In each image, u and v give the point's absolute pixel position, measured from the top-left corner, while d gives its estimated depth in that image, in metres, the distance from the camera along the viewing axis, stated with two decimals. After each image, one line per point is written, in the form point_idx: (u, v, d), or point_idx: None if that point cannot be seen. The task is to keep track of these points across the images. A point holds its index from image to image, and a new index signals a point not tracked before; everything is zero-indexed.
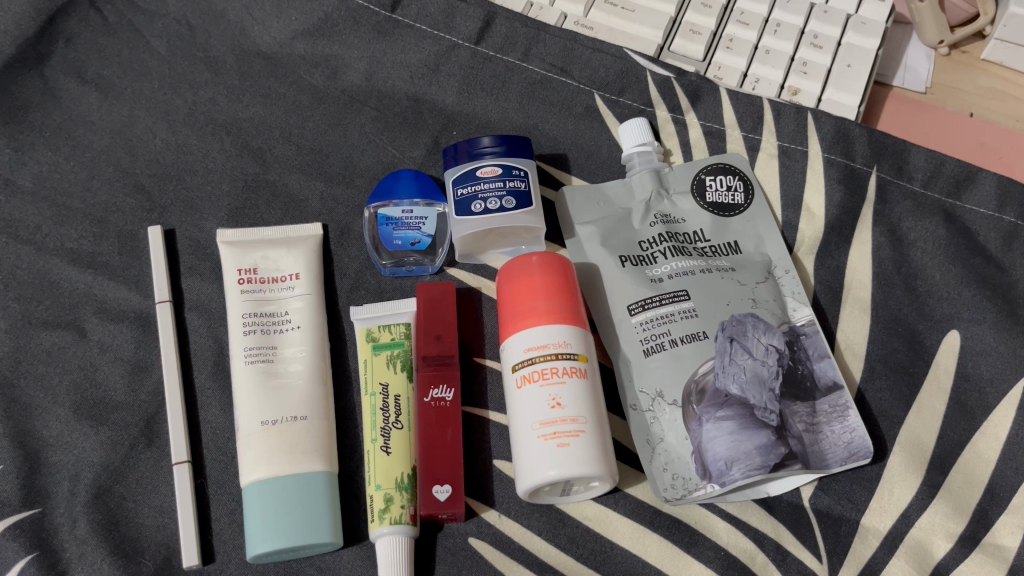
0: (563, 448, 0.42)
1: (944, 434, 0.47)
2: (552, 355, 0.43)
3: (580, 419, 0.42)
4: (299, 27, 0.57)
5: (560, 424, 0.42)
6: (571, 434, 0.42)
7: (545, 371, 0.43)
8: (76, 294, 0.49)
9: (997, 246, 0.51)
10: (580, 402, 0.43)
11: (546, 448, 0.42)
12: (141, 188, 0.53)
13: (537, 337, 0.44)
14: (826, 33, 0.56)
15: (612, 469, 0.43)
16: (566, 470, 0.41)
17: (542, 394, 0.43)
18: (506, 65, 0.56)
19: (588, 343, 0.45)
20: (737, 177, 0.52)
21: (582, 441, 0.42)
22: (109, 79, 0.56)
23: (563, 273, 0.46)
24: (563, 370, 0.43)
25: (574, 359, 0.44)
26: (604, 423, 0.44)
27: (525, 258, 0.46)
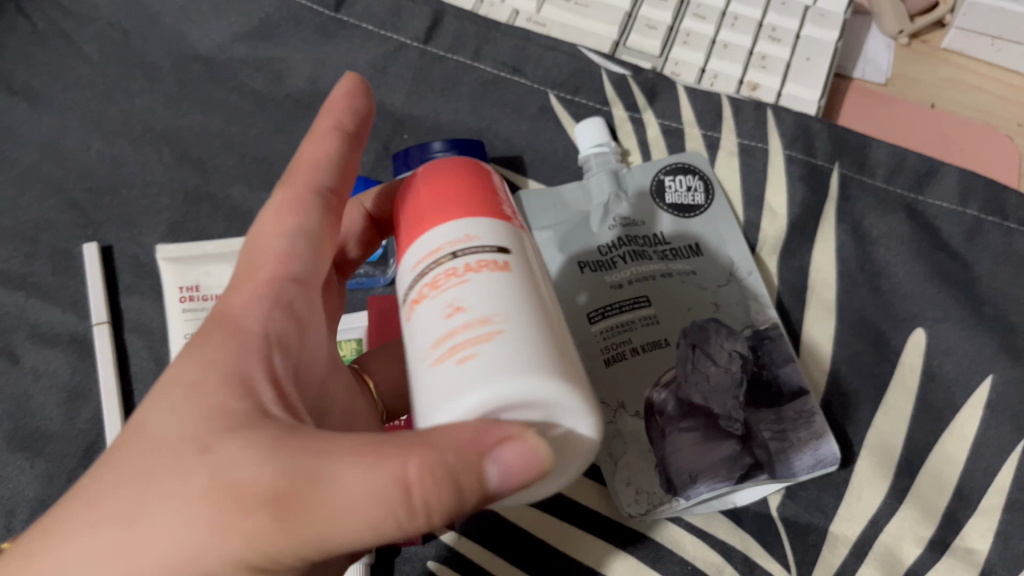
0: (468, 367, 0.25)
1: (911, 436, 0.46)
2: (447, 257, 0.28)
3: (500, 311, 0.26)
4: (239, 29, 0.54)
5: (467, 330, 0.25)
6: (481, 340, 0.25)
7: (439, 276, 0.27)
8: (7, 318, 0.47)
9: (961, 242, 0.49)
10: (488, 294, 0.26)
11: (443, 378, 0.25)
12: (74, 203, 0.50)
13: (428, 243, 0.28)
14: (784, 26, 0.54)
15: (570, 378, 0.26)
16: (484, 391, 0.24)
17: (433, 305, 0.27)
18: (456, 65, 0.54)
19: (514, 243, 0.29)
20: (696, 177, 0.51)
21: (493, 348, 0.25)
22: (37, 89, 0.53)
23: (474, 177, 0.31)
24: (463, 267, 0.27)
25: (493, 250, 0.28)
26: (561, 338, 0.27)
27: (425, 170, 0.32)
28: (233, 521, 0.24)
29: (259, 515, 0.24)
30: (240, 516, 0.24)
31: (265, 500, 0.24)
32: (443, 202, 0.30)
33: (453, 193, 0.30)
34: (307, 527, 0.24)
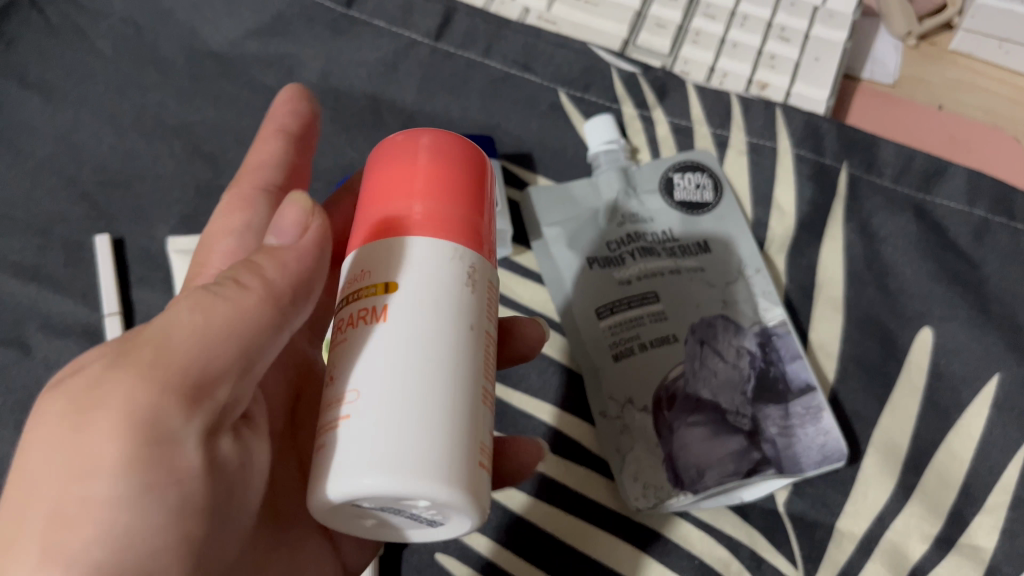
0: (321, 457, 0.25)
1: (918, 434, 0.46)
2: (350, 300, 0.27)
3: (354, 389, 0.25)
4: (251, 25, 0.55)
5: (332, 409, 0.25)
6: (335, 425, 0.25)
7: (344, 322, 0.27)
8: (20, 309, 0.47)
9: (968, 241, 0.49)
10: (354, 359, 0.25)
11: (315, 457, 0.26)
12: (86, 196, 0.50)
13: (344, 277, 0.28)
14: (793, 26, 0.54)
15: (416, 456, 0.23)
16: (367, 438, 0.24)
17: (331, 362, 0.27)
18: (467, 63, 0.54)
19: (422, 271, 0.26)
20: (705, 175, 0.51)
21: (341, 438, 0.24)
22: (51, 83, 0.53)
23: (460, 176, 0.29)
24: (353, 318, 0.26)
25: (375, 292, 0.26)
26: (438, 385, 0.24)
27: (421, 135, 0.29)
28: (92, 398, 0.23)
29: (117, 379, 0.24)
30: (98, 396, 0.23)
31: (115, 369, 0.24)
32: (419, 206, 0.27)
33: (433, 199, 0.28)
34: (145, 364, 0.24)
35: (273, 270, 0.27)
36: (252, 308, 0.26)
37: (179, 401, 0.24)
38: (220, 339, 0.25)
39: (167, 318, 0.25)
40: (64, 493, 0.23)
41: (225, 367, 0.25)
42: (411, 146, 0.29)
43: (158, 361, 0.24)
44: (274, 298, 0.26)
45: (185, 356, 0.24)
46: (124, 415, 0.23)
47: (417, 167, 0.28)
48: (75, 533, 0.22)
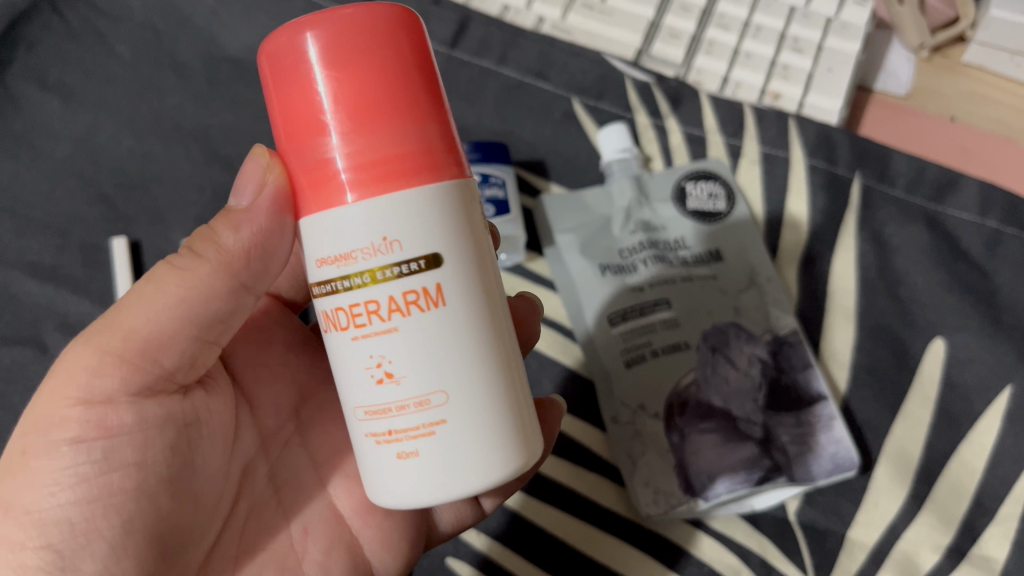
0: (410, 461, 0.27)
1: (929, 444, 0.46)
2: (368, 276, 0.27)
3: (440, 390, 0.27)
4: (269, 31, 0.55)
5: (407, 411, 0.27)
6: (423, 430, 0.27)
7: (358, 310, 0.27)
8: (38, 309, 0.48)
9: (981, 252, 0.49)
10: (420, 358, 0.27)
11: (384, 456, 0.28)
12: (104, 198, 0.51)
13: (340, 246, 0.27)
14: (806, 36, 0.53)
15: (497, 439, 0.28)
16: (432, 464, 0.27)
17: (362, 353, 0.27)
18: (481, 70, 0.54)
19: (446, 231, 0.27)
20: (717, 183, 0.51)
21: (424, 450, 0.27)
22: (71, 85, 0.53)
23: (391, 81, 0.27)
24: (388, 306, 0.27)
25: (418, 269, 0.27)
26: (494, 361, 0.28)
27: (333, 14, 0.26)
28: (59, 374, 0.30)
29: (76, 357, 0.30)
30: (60, 368, 0.30)
31: (73, 347, 0.30)
32: (353, 142, 0.26)
33: (367, 126, 0.26)
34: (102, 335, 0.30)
35: (230, 235, 0.31)
36: (205, 277, 0.31)
37: (115, 370, 0.30)
38: (167, 314, 0.30)
39: (130, 299, 0.31)
40: (21, 461, 0.29)
41: (176, 339, 0.31)
42: (328, 42, 0.26)
43: (125, 342, 0.30)
44: (226, 265, 0.31)
45: (131, 331, 0.30)
46: (68, 381, 0.29)
47: (349, 73, 0.26)
48: (31, 486, 0.28)
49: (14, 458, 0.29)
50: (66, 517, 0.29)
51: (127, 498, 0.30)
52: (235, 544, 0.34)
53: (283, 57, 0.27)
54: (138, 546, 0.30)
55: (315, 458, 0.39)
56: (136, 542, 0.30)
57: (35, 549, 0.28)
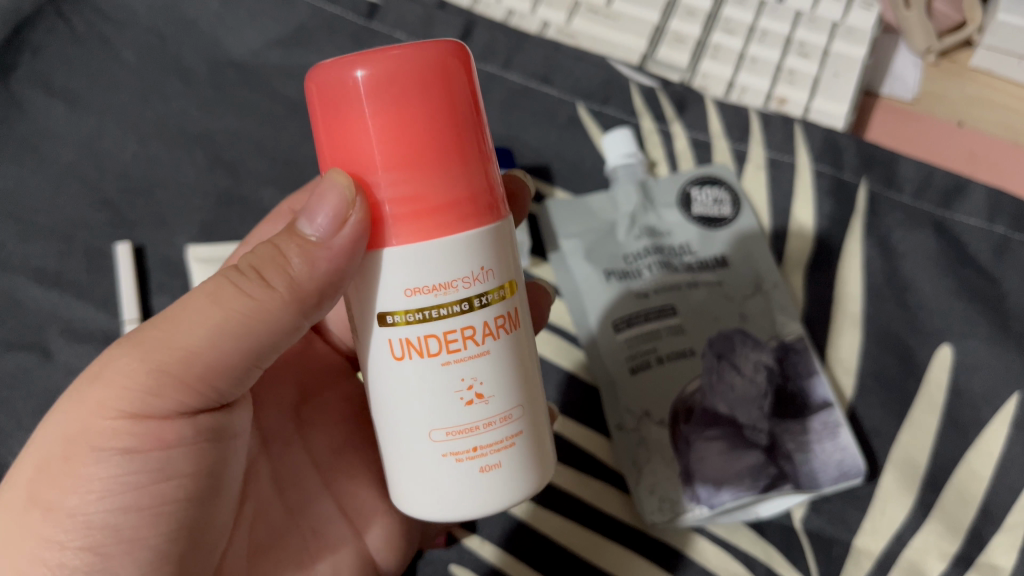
0: (491, 474, 0.29)
1: (937, 451, 0.45)
2: (467, 303, 0.27)
3: (517, 405, 0.29)
4: (273, 36, 0.55)
5: (490, 427, 0.28)
6: (505, 442, 0.29)
7: (453, 337, 0.27)
8: (41, 314, 0.48)
9: (989, 257, 0.49)
10: (506, 375, 0.29)
11: (461, 473, 0.28)
12: (109, 203, 0.51)
13: (437, 274, 0.27)
14: (812, 41, 0.53)
15: (542, 446, 0.30)
16: (512, 473, 0.29)
17: (454, 377, 0.28)
18: (486, 74, 0.54)
19: (512, 263, 0.29)
20: (722, 189, 0.51)
21: (506, 461, 0.29)
22: (75, 90, 0.53)
23: (440, 126, 0.27)
24: (481, 331, 0.28)
25: (504, 296, 0.28)
26: (536, 379, 0.31)
27: (384, 54, 0.26)
28: (101, 385, 0.29)
29: (121, 367, 0.29)
30: (106, 379, 0.29)
31: (120, 360, 0.30)
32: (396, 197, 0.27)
33: (415, 171, 0.27)
34: (154, 349, 0.30)
35: (303, 268, 0.29)
36: (274, 309, 0.30)
37: (172, 387, 0.30)
38: (231, 340, 0.30)
39: (188, 313, 0.30)
40: (66, 467, 0.29)
41: (230, 364, 0.31)
42: (381, 82, 0.26)
43: (181, 363, 0.30)
44: (298, 297, 0.30)
45: (190, 349, 0.30)
46: (119, 394, 0.29)
47: (396, 127, 0.26)
48: (74, 490, 0.29)
49: (54, 462, 0.29)
50: (107, 522, 0.29)
51: (167, 504, 0.30)
52: (245, 542, 0.36)
53: (333, 93, 0.27)
54: (171, 551, 0.31)
55: (317, 462, 0.40)
56: (172, 547, 0.31)
57: (78, 551, 0.29)
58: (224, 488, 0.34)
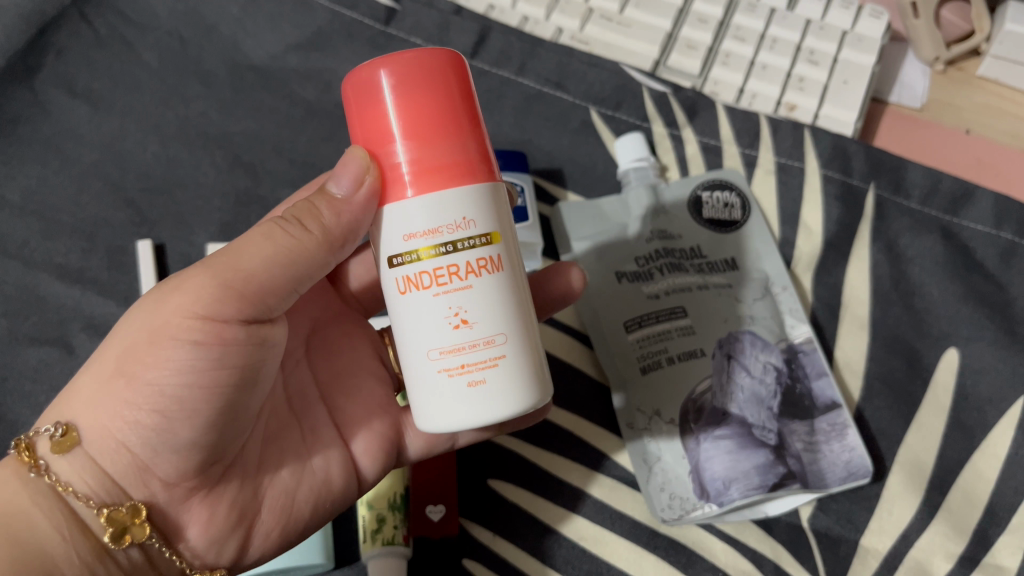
0: (480, 391, 0.30)
1: (943, 453, 0.46)
2: (451, 246, 0.30)
3: (502, 331, 0.31)
4: (291, 40, 0.56)
5: (475, 348, 0.30)
6: (489, 362, 0.30)
7: (440, 271, 0.30)
8: (64, 311, 0.49)
9: (995, 263, 0.50)
10: (492, 307, 0.31)
11: (451, 388, 0.30)
12: (130, 202, 0.52)
13: (430, 220, 0.30)
14: (821, 49, 0.54)
15: (533, 371, 0.32)
16: (503, 389, 0.30)
17: (440, 306, 0.30)
18: (501, 79, 0.55)
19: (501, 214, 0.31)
20: (733, 194, 0.52)
21: (497, 376, 0.30)
22: (99, 92, 0.54)
23: (449, 105, 0.31)
24: (465, 269, 0.30)
25: (486, 242, 0.31)
26: (529, 321, 0.32)
27: (398, 55, 0.30)
28: (180, 289, 0.32)
29: (198, 275, 0.32)
30: (184, 285, 0.32)
31: (196, 271, 0.33)
32: (415, 153, 0.30)
33: (423, 143, 0.30)
34: (219, 265, 0.33)
35: (331, 215, 0.34)
36: (310, 249, 0.34)
37: (232, 296, 0.32)
38: (282, 267, 0.33)
39: (245, 244, 0.33)
40: (147, 348, 0.32)
41: (278, 288, 0.34)
42: (394, 76, 0.30)
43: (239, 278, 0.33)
44: (329, 239, 0.34)
45: (252, 269, 0.33)
46: (195, 297, 0.32)
47: (410, 103, 0.30)
48: (151, 366, 0.32)
49: (136, 346, 0.32)
50: (174, 395, 0.32)
51: (223, 387, 0.33)
52: (261, 432, 0.39)
53: (363, 88, 0.31)
54: (220, 424, 0.34)
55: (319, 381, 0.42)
56: (219, 420, 0.34)
57: (147, 416, 0.32)
58: (262, 383, 0.36)
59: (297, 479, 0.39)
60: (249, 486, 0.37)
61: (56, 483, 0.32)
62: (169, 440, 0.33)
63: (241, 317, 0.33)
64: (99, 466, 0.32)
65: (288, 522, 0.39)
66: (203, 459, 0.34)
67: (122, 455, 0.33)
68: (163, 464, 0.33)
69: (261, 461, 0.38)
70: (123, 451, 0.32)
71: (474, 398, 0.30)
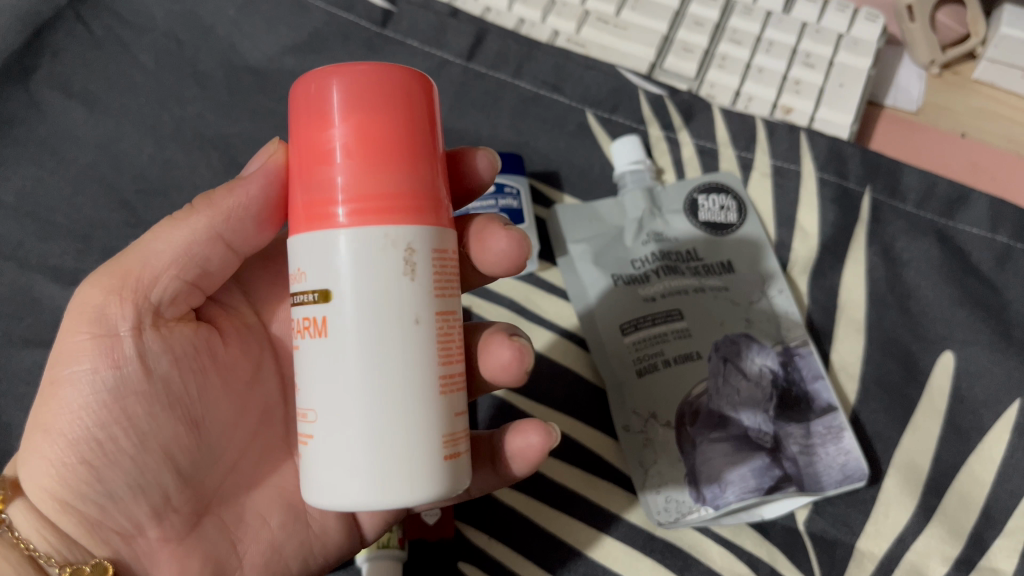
0: (303, 460, 0.30)
1: (939, 456, 0.46)
2: (297, 298, 0.30)
3: (316, 405, 0.29)
4: (288, 42, 0.56)
5: (305, 416, 0.30)
6: (306, 436, 0.30)
7: (296, 325, 0.30)
8: (58, 312, 0.49)
9: (990, 267, 0.50)
10: (313, 376, 0.29)
11: (300, 452, 0.31)
12: (126, 204, 0.52)
13: (291, 269, 0.30)
14: (817, 52, 0.54)
15: (369, 471, 0.28)
16: (319, 467, 0.29)
17: (297, 362, 0.31)
18: (498, 82, 0.55)
19: (348, 272, 0.28)
20: (729, 196, 0.52)
21: (309, 451, 0.29)
22: (94, 94, 0.54)
23: (402, 131, 0.29)
24: (302, 327, 0.30)
25: (317, 301, 0.29)
26: (402, 410, 0.28)
27: (350, 67, 0.29)
28: (73, 310, 0.34)
29: (89, 293, 0.34)
30: (76, 305, 0.34)
31: (88, 289, 0.34)
32: (351, 180, 0.29)
33: (363, 170, 0.29)
34: (108, 276, 0.34)
35: (224, 194, 0.35)
36: (194, 221, 0.34)
37: (121, 306, 0.33)
38: (174, 261, 0.34)
39: (141, 247, 0.34)
40: (50, 391, 0.33)
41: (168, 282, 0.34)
42: (344, 90, 0.29)
43: (123, 280, 0.34)
44: (217, 217, 0.35)
45: (147, 266, 0.34)
46: (80, 321, 0.33)
47: (362, 124, 0.29)
48: (57, 410, 0.33)
49: (48, 387, 0.33)
50: (89, 436, 0.33)
51: (134, 420, 0.33)
52: (247, 477, 0.38)
53: (311, 104, 0.30)
54: (157, 465, 0.34)
55: None
56: (152, 460, 0.34)
57: (72, 464, 0.32)
58: (207, 426, 0.36)
59: (288, 528, 0.38)
60: (227, 536, 0.36)
61: (19, 538, 0.33)
62: (102, 488, 0.33)
63: (135, 331, 0.34)
64: (54, 525, 0.33)
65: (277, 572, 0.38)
66: (155, 505, 0.34)
67: (66, 511, 0.33)
68: (112, 515, 0.33)
69: (249, 506, 0.38)
70: (65, 509, 0.33)
71: (303, 467, 0.30)
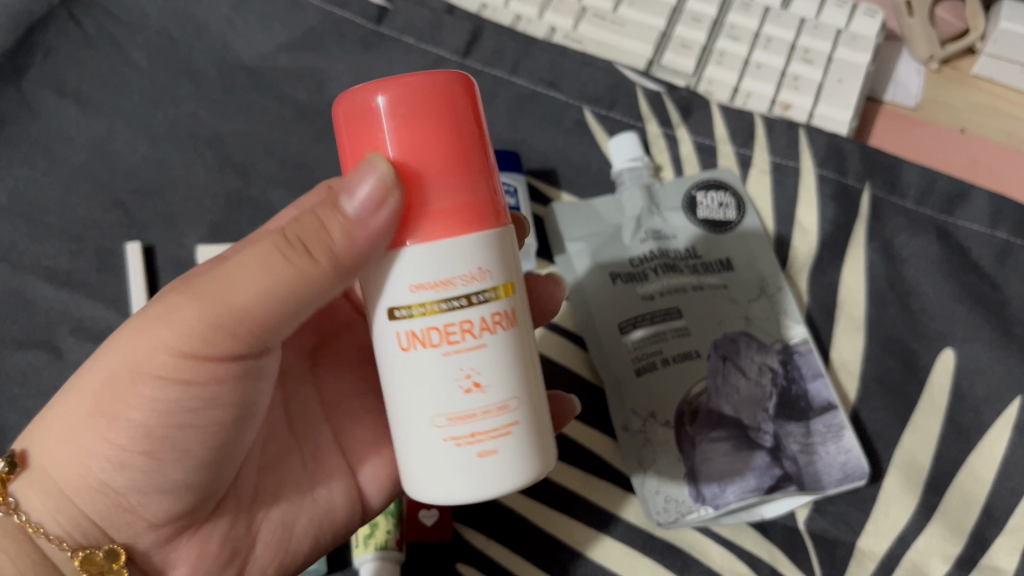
0: (488, 460, 0.30)
1: (939, 454, 0.46)
2: (465, 300, 0.29)
3: (516, 395, 0.30)
4: (283, 39, 0.56)
5: (486, 415, 0.29)
6: (501, 430, 0.30)
7: (451, 331, 0.29)
8: (53, 313, 0.48)
9: (991, 263, 0.49)
10: (501, 368, 0.30)
11: (460, 457, 0.29)
12: (120, 204, 0.51)
13: (438, 272, 0.29)
14: (816, 47, 0.53)
15: (540, 440, 0.31)
16: (516, 454, 0.30)
17: (453, 367, 0.29)
18: (494, 79, 0.55)
19: (512, 265, 0.31)
20: (728, 193, 0.52)
21: (510, 441, 0.30)
22: (87, 92, 0.54)
23: (454, 139, 0.29)
24: (479, 325, 0.29)
25: (499, 296, 0.30)
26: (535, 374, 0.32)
27: (398, 79, 0.29)
28: (160, 317, 0.31)
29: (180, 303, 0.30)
30: (165, 315, 0.31)
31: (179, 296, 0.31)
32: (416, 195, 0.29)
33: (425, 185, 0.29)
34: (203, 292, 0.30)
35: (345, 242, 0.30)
36: (317, 280, 0.30)
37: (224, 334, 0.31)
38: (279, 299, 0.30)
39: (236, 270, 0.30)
40: (126, 387, 0.31)
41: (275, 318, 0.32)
42: (392, 100, 0.29)
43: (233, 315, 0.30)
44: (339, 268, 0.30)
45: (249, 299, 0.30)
46: (175, 332, 0.31)
47: (412, 136, 0.29)
48: (131, 409, 0.31)
49: (114, 383, 0.31)
50: (161, 437, 0.32)
51: (210, 424, 0.33)
52: (256, 466, 0.38)
53: (356, 117, 0.30)
54: (211, 462, 0.34)
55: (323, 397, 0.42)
56: (210, 459, 0.34)
57: (134, 455, 0.32)
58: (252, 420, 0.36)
59: (296, 506, 0.39)
60: (244, 519, 0.38)
61: (26, 523, 0.32)
62: (156, 480, 0.33)
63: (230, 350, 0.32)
64: (73, 506, 0.32)
65: (285, 553, 0.39)
66: (195, 498, 0.34)
67: (102, 495, 0.32)
68: (151, 508, 0.33)
69: (259, 491, 0.38)
70: (103, 494, 0.32)
71: (482, 466, 0.29)
